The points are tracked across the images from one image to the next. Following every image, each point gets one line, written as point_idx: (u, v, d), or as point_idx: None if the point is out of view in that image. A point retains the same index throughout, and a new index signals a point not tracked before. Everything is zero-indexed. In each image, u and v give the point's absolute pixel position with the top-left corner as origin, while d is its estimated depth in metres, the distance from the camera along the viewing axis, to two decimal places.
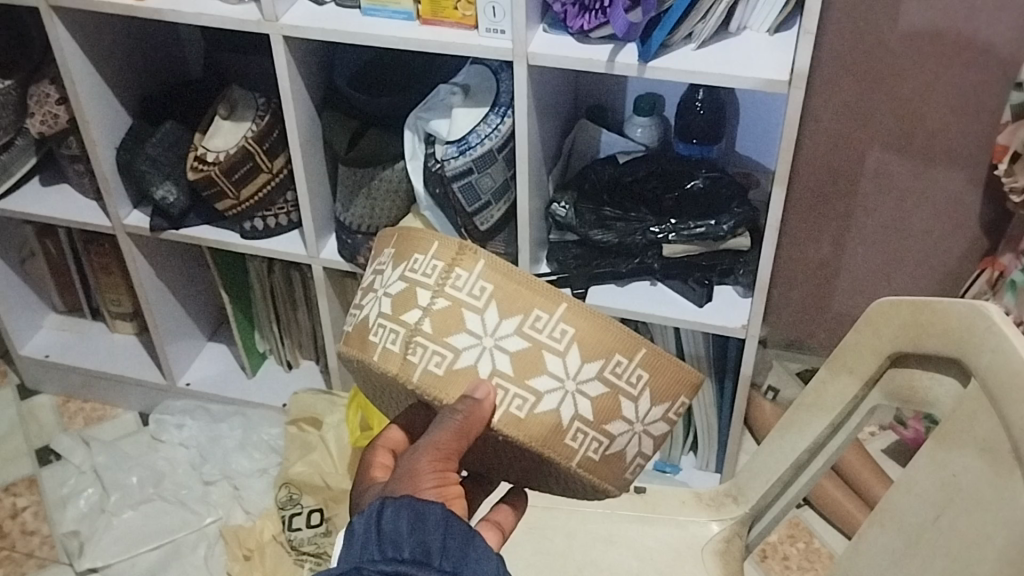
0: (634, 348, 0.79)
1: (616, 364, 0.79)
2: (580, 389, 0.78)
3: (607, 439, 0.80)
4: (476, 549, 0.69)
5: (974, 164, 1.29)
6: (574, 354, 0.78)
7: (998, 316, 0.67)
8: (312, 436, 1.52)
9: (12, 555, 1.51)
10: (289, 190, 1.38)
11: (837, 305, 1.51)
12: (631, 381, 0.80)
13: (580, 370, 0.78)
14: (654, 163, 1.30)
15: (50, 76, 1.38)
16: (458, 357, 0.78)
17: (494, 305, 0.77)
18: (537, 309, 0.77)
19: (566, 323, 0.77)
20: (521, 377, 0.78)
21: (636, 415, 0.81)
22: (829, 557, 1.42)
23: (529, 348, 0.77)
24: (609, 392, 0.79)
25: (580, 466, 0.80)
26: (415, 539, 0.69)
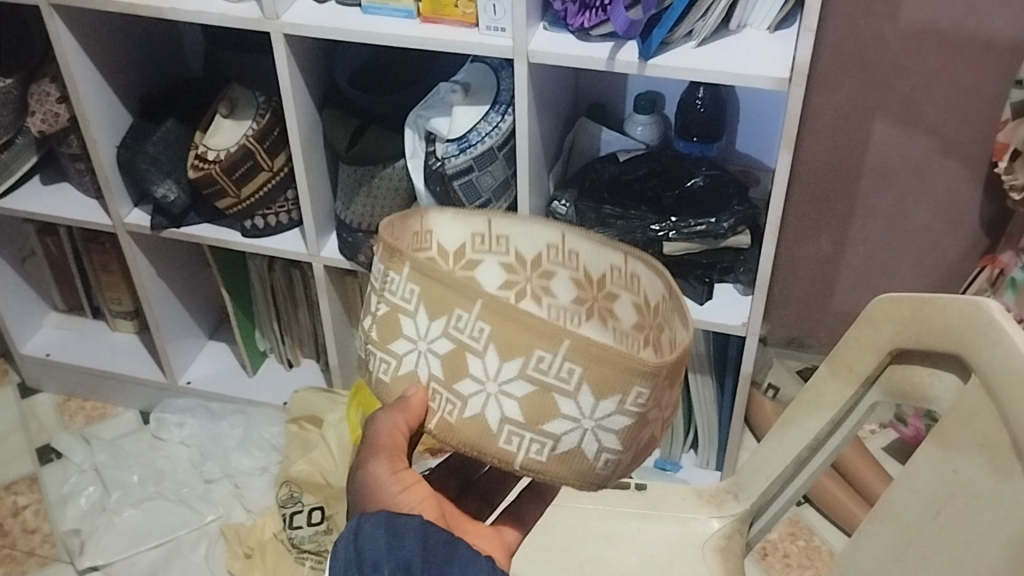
0: (557, 339, 0.62)
1: (540, 360, 0.63)
2: (502, 391, 0.65)
3: (549, 440, 0.65)
4: (460, 555, 0.67)
5: (974, 162, 1.29)
6: (492, 353, 0.64)
7: (997, 312, 0.68)
8: (313, 434, 1.54)
9: (13, 553, 1.51)
10: (290, 189, 1.38)
11: (837, 302, 1.51)
12: (563, 376, 0.63)
13: (500, 371, 0.64)
14: (654, 161, 1.30)
15: (50, 75, 1.38)
16: (400, 364, 0.68)
17: (423, 307, 0.66)
18: (454, 306, 0.64)
19: (482, 322, 0.64)
20: (449, 381, 0.66)
21: (580, 411, 0.65)
22: (829, 554, 1.42)
23: (454, 349, 0.65)
24: (538, 392, 0.64)
25: (528, 470, 0.67)
26: (394, 556, 0.66)
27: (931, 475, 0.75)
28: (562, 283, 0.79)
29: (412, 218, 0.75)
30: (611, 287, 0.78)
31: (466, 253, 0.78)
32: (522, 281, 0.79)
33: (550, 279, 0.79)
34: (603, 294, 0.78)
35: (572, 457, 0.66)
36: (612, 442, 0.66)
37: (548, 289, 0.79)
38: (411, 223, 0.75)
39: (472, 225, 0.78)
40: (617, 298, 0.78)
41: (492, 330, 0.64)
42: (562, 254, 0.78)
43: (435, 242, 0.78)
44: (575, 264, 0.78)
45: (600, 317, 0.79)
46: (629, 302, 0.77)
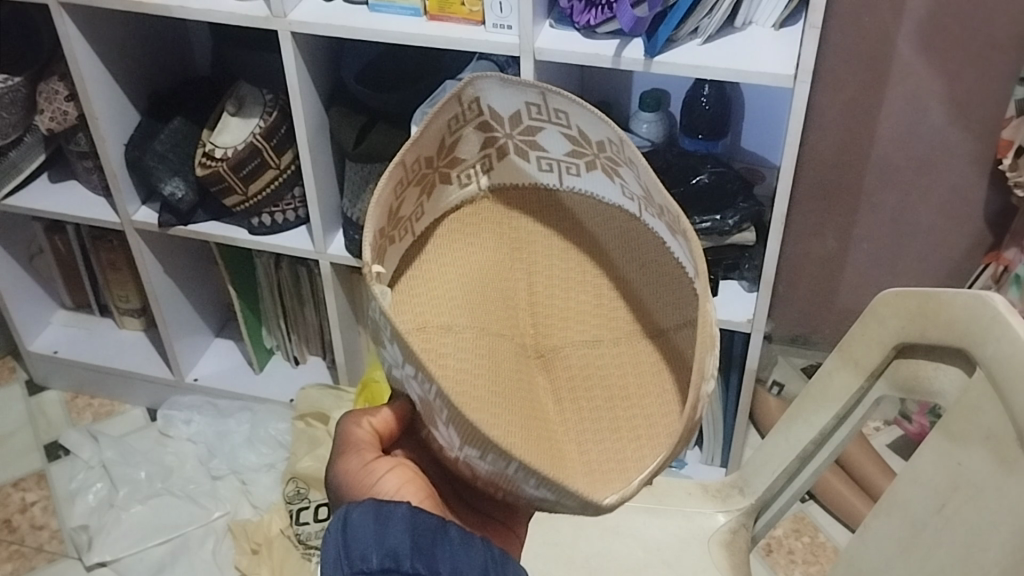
0: (505, 454, 0.61)
1: (494, 458, 0.62)
2: (467, 460, 0.65)
3: (521, 500, 0.66)
4: (448, 540, 0.68)
5: (979, 159, 1.30)
6: (453, 431, 0.63)
7: (1002, 305, 0.68)
8: (320, 431, 1.55)
9: (21, 549, 1.52)
10: (297, 186, 1.39)
11: (843, 299, 1.52)
12: (519, 475, 0.62)
13: (462, 446, 0.64)
14: (660, 157, 1.31)
15: (59, 73, 1.39)
16: (388, 364, 0.69)
17: (394, 344, 0.65)
18: (418, 372, 0.63)
19: (440, 400, 0.62)
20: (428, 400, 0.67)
21: (546, 495, 0.63)
22: (834, 550, 1.42)
23: (425, 401, 0.65)
24: (499, 475, 0.64)
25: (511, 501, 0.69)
26: (383, 544, 0.66)
27: (934, 468, 0.75)
28: (626, 175, 0.73)
29: (448, 105, 0.72)
30: (670, 221, 0.70)
31: (522, 119, 0.75)
32: (587, 155, 0.75)
33: (614, 163, 0.73)
34: (662, 213, 0.71)
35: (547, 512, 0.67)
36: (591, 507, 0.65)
37: (614, 170, 0.74)
38: (449, 110, 0.73)
39: (526, 98, 0.73)
40: (676, 231, 0.70)
41: (452, 418, 0.62)
42: (621, 155, 0.71)
43: (485, 108, 0.75)
44: (634, 173, 0.71)
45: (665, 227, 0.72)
46: (682, 244, 0.70)
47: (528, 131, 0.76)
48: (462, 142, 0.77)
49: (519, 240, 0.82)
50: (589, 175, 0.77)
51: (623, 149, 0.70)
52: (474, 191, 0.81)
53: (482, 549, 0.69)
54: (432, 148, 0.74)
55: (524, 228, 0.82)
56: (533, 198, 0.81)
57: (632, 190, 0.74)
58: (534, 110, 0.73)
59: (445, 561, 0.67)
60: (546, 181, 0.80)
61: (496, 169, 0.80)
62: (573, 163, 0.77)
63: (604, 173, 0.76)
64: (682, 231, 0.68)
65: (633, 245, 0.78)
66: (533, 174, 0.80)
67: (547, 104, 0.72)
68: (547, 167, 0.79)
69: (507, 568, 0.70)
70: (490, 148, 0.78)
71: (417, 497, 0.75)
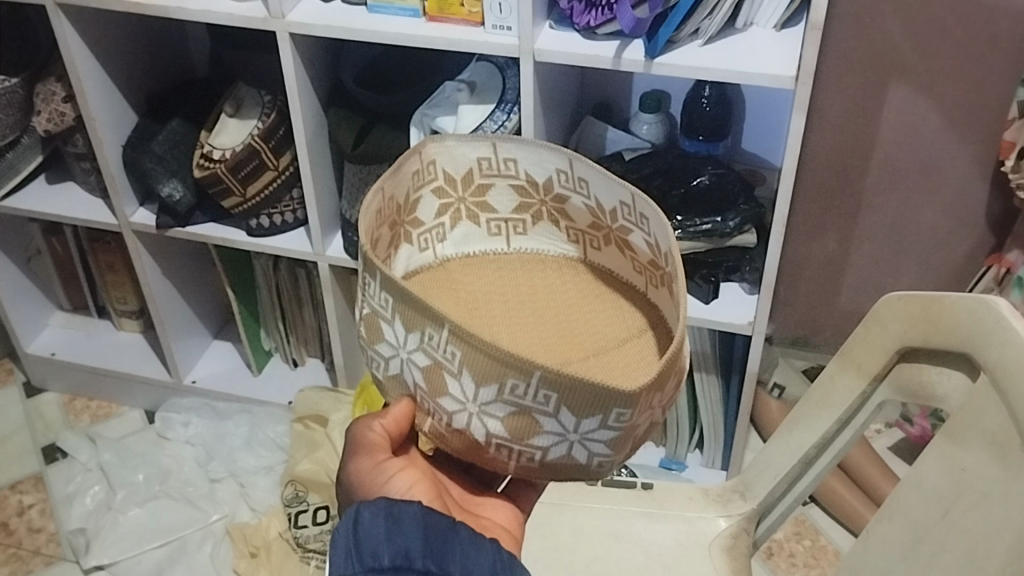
0: (526, 370, 0.61)
1: (513, 387, 0.63)
2: (483, 410, 0.65)
3: (536, 451, 0.66)
4: (459, 540, 0.67)
5: (981, 160, 1.29)
6: (467, 377, 0.64)
7: (1005, 310, 0.67)
8: (318, 433, 1.54)
9: (18, 552, 1.51)
10: (295, 188, 1.38)
11: (843, 302, 1.51)
12: (540, 400, 0.63)
13: (477, 394, 0.64)
14: (660, 159, 1.30)
15: (57, 74, 1.38)
16: (387, 362, 0.69)
17: (399, 317, 0.65)
18: (426, 327, 0.64)
19: (453, 346, 0.63)
20: (432, 393, 0.67)
21: (564, 427, 0.64)
22: (835, 554, 1.42)
23: (431, 365, 0.65)
24: (518, 414, 0.64)
25: (520, 470, 0.68)
26: (394, 544, 0.66)
27: (938, 474, 0.74)
28: (575, 208, 0.79)
29: (411, 160, 0.76)
30: (625, 225, 0.76)
31: (474, 178, 0.80)
32: (536, 204, 0.81)
33: (563, 200, 0.79)
34: (615, 225, 0.77)
35: (563, 463, 0.67)
36: (603, 447, 0.66)
37: (563, 213, 0.80)
38: (411, 165, 0.76)
39: (478, 153, 0.78)
40: (628, 235, 0.76)
41: (465, 358, 0.63)
42: (572, 181, 0.77)
43: (439, 170, 0.79)
44: (587, 192, 0.77)
45: (618, 246, 0.78)
46: (641, 238, 0.75)
47: (479, 191, 0.81)
48: (419, 206, 0.79)
49: (472, 301, 0.78)
50: (535, 230, 0.82)
51: (575, 169, 0.76)
52: (429, 259, 0.81)
53: (491, 552, 0.68)
54: (400, 196, 0.76)
55: (476, 289, 0.80)
56: (484, 263, 0.82)
57: (578, 228, 0.81)
58: (486, 164, 0.79)
59: (456, 561, 0.66)
60: (493, 248, 0.83)
61: (450, 238, 0.82)
62: (520, 219, 0.82)
63: (550, 222, 0.82)
64: (635, 225, 0.74)
65: (586, 289, 0.81)
66: (480, 243, 0.83)
67: (498, 154, 0.78)
68: (496, 230, 0.82)
69: (515, 571, 0.69)
70: (444, 215, 0.81)
71: (428, 497, 0.75)
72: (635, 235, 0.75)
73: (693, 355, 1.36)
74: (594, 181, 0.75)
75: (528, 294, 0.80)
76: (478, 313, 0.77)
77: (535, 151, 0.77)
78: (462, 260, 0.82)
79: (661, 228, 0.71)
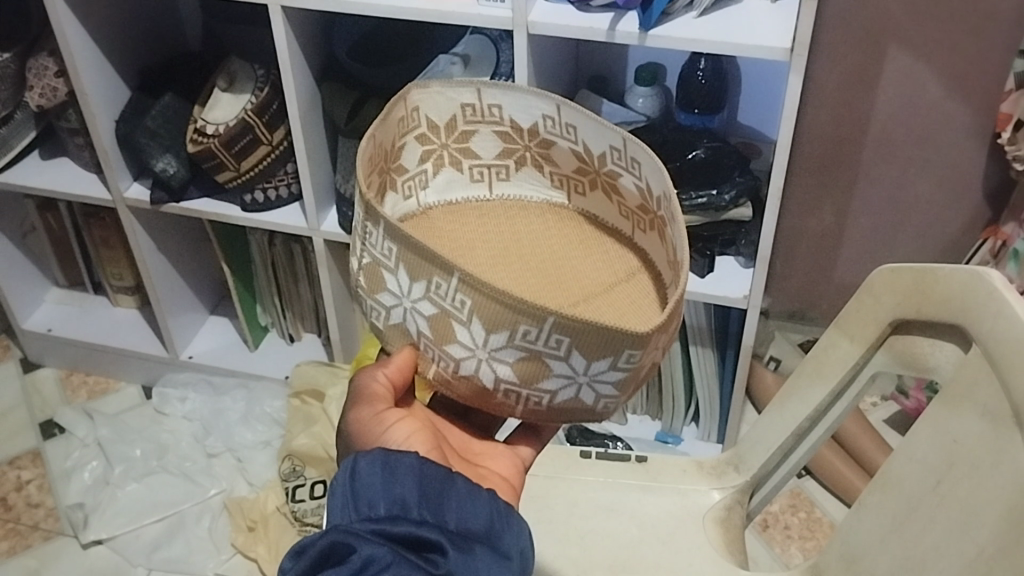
0: (538, 316, 0.62)
1: (525, 333, 0.63)
2: (493, 356, 0.65)
3: (545, 395, 0.67)
4: (456, 491, 0.67)
5: (978, 132, 1.28)
6: (477, 325, 0.64)
7: (998, 281, 0.67)
8: (315, 408, 1.54)
9: (17, 527, 1.52)
10: (290, 162, 1.37)
11: (840, 273, 1.51)
12: (551, 345, 0.63)
13: (487, 340, 0.64)
14: (656, 133, 1.29)
15: (49, 49, 1.37)
16: (388, 313, 0.69)
17: (404, 268, 0.66)
18: (433, 276, 0.64)
19: (463, 294, 0.63)
20: (439, 342, 0.67)
21: (573, 370, 0.64)
22: (830, 526, 1.43)
23: (438, 314, 0.66)
24: (528, 358, 0.64)
25: (528, 415, 0.69)
26: (389, 495, 0.66)
27: (933, 442, 0.73)
28: (562, 153, 0.79)
29: (397, 106, 0.75)
30: (613, 168, 0.76)
31: (458, 124, 0.80)
32: (519, 149, 0.81)
33: (549, 145, 0.80)
34: (603, 169, 0.77)
35: (571, 405, 0.67)
36: (610, 389, 0.66)
37: (548, 157, 0.81)
38: (398, 111, 0.75)
39: (462, 98, 0.78)
40: (616, 178, 0.77)
41: (475, 307, 0.63)
42: (559, 126, 0.78)
43: (423, 117, 0.79)
44: (574, 138, 0.77)
45: (604, 190, 0.79)
46: (631, 181, 0.75)
47: (462, 137, 0.81)
48: (405, 152, 0.79)
49: (461, 249, 0.78)
50: (518, 175, 0.83)
51: (563, 114, 0.76)
52: (412, 207, 0.80)
53: (488, 501, 0.68)
54: (387, 144, 0.75)
55: (460, 238, 0.79)
56: (467, 210, 0.82)
57: (562, 173, 0.81)
58: (472, 109, 0.79)
59: (451, 512, 0.67)
60: (475, 195, 0.83)
61: (432, 185, 0.81)
62: (503, 165, 0.82)
63: (534, 168, 0.82)
64: (626, 169, 0.75)
65: (573, 234, 0.81)
66: (463, 191, 0.83)
67: (484, 100, 0.78)
68: (478, 176, 0.82)
69: (512, 519, 0.69)
70: (427, 160, 0.81)
71: (425, 448, 0.74)
72: (625, 179, 0.76)
73: (688, 328, 1.36)
74: (582, 125, 0.76)
75: (516, 241, 0.80)
76: (467, 260, 0.76)
77: (520, 97, 0.77)
78: (444, 208, 0.82)
79: (654, 169, 0.72)
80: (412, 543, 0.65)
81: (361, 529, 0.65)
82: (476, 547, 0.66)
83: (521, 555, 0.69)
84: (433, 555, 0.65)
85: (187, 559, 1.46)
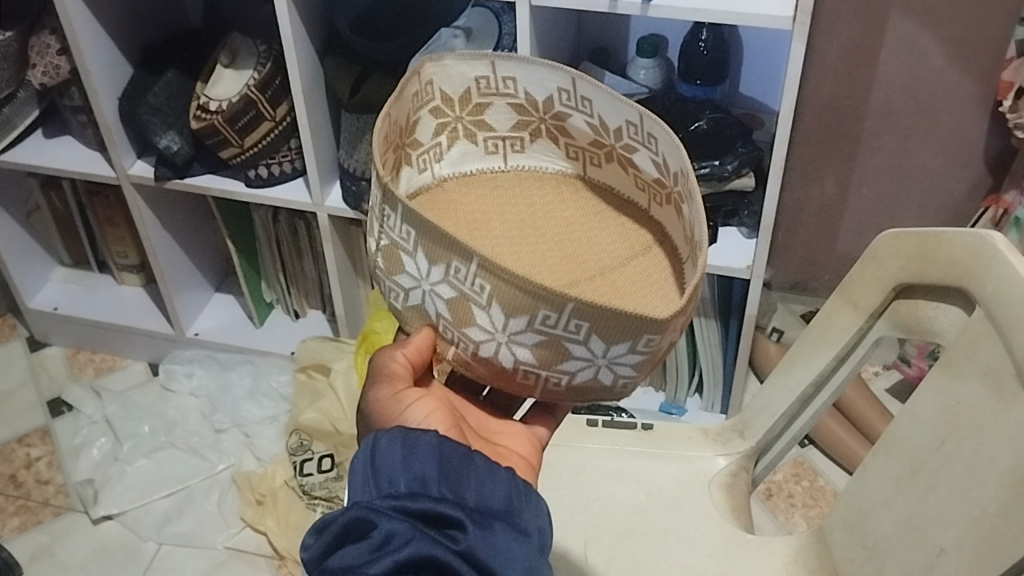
0: (558, 302, 0.62)
1: (545, 318, 0.63)
2: (513, 339, 0.66)
3: (564, 375, 0.67)
4: (475, 468, 0.68)
5: (979, 101, 1.29)
6: (496, 309, 0.64)
7: (1002, 243, 0.67)
8: (322, 383, 1.55)
9: (27, 503, 1.54)
10: (293, 138, 1.37)
11: (842, 244, 1.52)
12: (570, 329, 0.63)
13: (507, 324, 0.65)
14: (658, 104, 1.29)
15: (51, 27, 1.37)
16: (408, 294, 0.70)
17: (423, 251, 0.66)
18: (453, 260, 0.64)
19: (482, 279, 0.63)
20: (459, 325, 0.68)
21: (592, 353, 0.65)
22: (833, 494, 1.44)
23: (458, 298, 0.66)
24: (547, 342, 0.65)
25: (547, 394, 0.70)
26: (410, 472, 0.66)
27: (938, 404, 0.73)
28: (577, 126, 0.79)
29: (412, 81, 0.76)
30: (628, 143, 0.76)
31: (472, 97, 0.80)
32: (535, 121, 0.81)
33: (563, 119, 0.80)
34: (618, 144, 0.77)
35: (589, 384, 0.68)
36: (629, 370, 0.67)
37: (563, 129, 0.81)
38: (412, 86, 0.76)
39: (476, 72, 0.78)
40: (632, 152, 0.76)
41: (495, 291, 0.63)
42: (574, 100, 0.77)
43: (437, 90, 0.79)
44: (590, 111, 0.77)
45: (620, 163, 0.79)
46: (646, 157, 0.75)
47: (476, 110, 0.81)
48: (420, 125, 0.80)
49: (475, 221, 0.78)
50: (533, 146, 0.83)
51: (578, 87, 0.76)
52: (428, 180, 0.81)
53: (507, 479, 0.69)
54: (402, 119, 0.76)
55: (474, 210, 0.80)
56: (481, 181, 0.83)
57: (577, 145, 0.81)
58: (487, 79, 0.79)
59: (471, 489, 0.67)
60: (489, 166, 0.84)
61: (447, 157, 0.82)
62: (518, 137, 0.83)
63: (549, 139, 0.82)
64: (641, 145, 0.75)
65: (588, 206, 0.82)
66: (478, 162, 0.83)
67: (498, 73, 0.78)
68: (493, 148, 0.83)
69: (530, 498, 0.69)
70: (441, 134, 0.81)
71: (445, 425, 0.75)
72: (641, 154, 0.76)
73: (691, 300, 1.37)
74: (598, 101, 0.76)
75: (530, 213, 0.80)
76: (481, 232, 0.77)
77: (536, 71, 0.77)
78: (458, 179, 0.82)
79: (670, 145, 0.71)
80: (432, 519, 0.65)
81: (383, 506, 0.65)
82: (496, 524, 0.66)
83: (541, 533, 0.70)
84: (453, 530, 0.65)
85: (198, 533, 1.48)
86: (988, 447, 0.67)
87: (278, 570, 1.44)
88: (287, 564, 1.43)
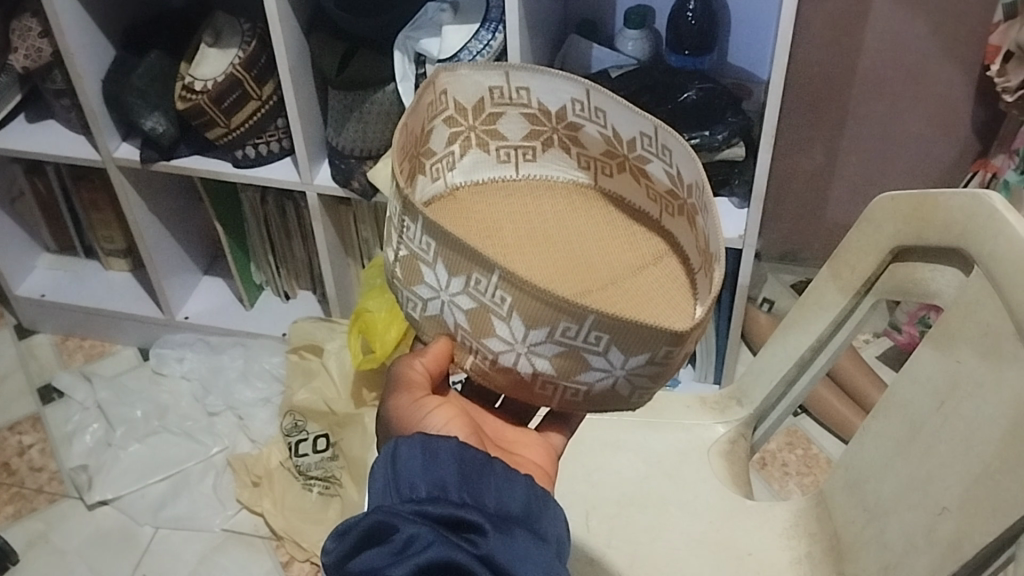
0: (578, 314, 0.61)
1: (565, 329, 0.63)
2: (532, 350, 0.65)
3: (584, 386, 0.66)
4: (495, 474, 0.67)
5: (966, 66, 1.29)
6: (516, 320, 0.64)
7: (998, 202, 0.67)
8: (313, 363, 1.53)
9: (21, 491, 1.53)
10: (280, 117, 1.36)
11: (833, 213, 1.52)
12: (590, 341, 0.62)
13: (527, 335, 0.64)
14: (647, 75, 1.28)
15: (31, 9, 1.35)
16: (426, 305, 0.69)
17: (442, 262, 0.65)
18: (473, 272, 0.63)
19: (502, 291, 0.63)
20: (476, 334, 0.67)
21: (611, 365, 0.64)
22: (827, 462, 1.45)
23: (477, 308, 0.65)
24: (567, 353, 0.64)
25: (566, 405, 0.69)
26: (430, 478, 0.66)
27: (937, 366, 0.73)
28: (589, 135, 0.79)
29: (428, 91, 0.75)
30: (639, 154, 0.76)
31: (485, 106, 0.79)
32: (548, 131, 0.80)
33: (576, 129, 0.79)
34: (632, 155, 0.77)
35: (609, 396, 0.67)
36: (647, 383, 0.66)
37: (576, 139, 0.80)
38: (427, 95, 0.75)
39: (489, 82, 0.77)
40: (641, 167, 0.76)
41: (517, 303, 0.62)
42: (587, 111, 0.77)
43: (451, 99, 0.78)
44: (603, 122, 0.77)
45: (633, 173, 0.78)
46: (660, 167, 0.75)
47: (489, 119, 0.80)
48: (434, 133, 0.78)
49: (487, 230, 0.77)
50: (545, 156, 0.82)
51: (593, 98, 0.75)
52: (440, 188, 0.80)
53: (525, 486, 0.68)
54: (415, 127, 0.75)
55: (486, 219, 0.78)
56: (493, 190, 0.81)
57: (589, 154, 0.81)
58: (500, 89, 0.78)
59: (491, 494, 0.66)
60: (502, 175, 0.82)
61: (459, 166, 0.81)
62: (531, 146, 0.81)
63: (562, 150, 0.81)
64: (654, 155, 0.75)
65: (600, 217, 0.81)
66: (491, 171, 0.82)
67: (511, 83, 0.77)
68: (505, 157, 0.82)
69: (549, 506, 0.69)
70: (454, 143, 0.80)
71: (464, 434, 0.75)
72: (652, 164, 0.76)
73: None
74: (612, 111, 0.75)
75: (539, 223, 0.79)
76: (494, 243, 0.76)
77: (549, 81, 0.76)
78: (471, 188, 0.81)
79: (684, 157, 0.71)
80: (452, 523, 0.64)
81: (404, 510, 0.64)
82: (516, 528, 0.65)
83: (560, 541, 0.69)
84: (473, 534, 0.64)
85: (194, 516, 1.48)
86: (989, 406, 0.66)
87: (276, 551, 1.44)
88: (285, 544, 1.44)
